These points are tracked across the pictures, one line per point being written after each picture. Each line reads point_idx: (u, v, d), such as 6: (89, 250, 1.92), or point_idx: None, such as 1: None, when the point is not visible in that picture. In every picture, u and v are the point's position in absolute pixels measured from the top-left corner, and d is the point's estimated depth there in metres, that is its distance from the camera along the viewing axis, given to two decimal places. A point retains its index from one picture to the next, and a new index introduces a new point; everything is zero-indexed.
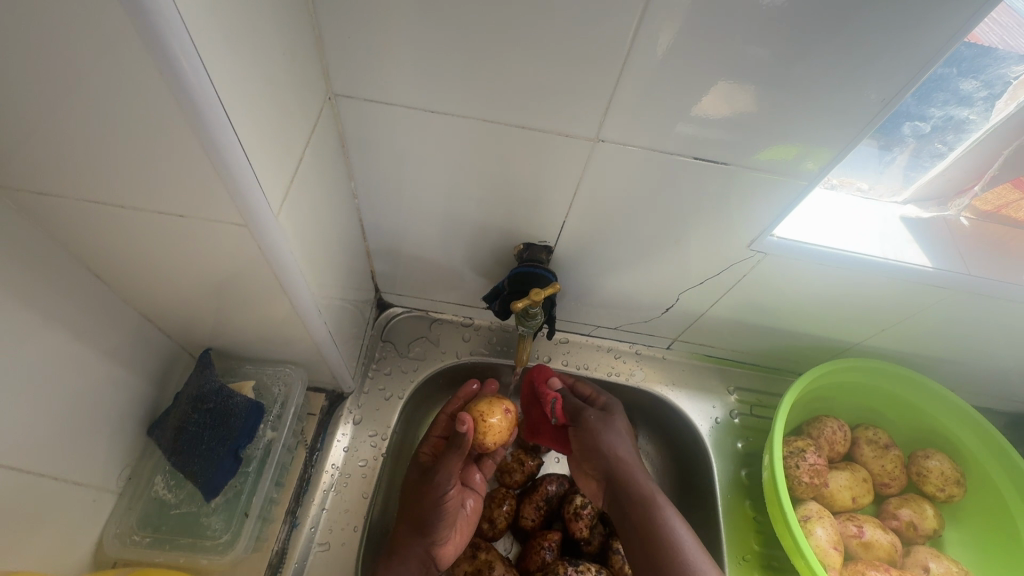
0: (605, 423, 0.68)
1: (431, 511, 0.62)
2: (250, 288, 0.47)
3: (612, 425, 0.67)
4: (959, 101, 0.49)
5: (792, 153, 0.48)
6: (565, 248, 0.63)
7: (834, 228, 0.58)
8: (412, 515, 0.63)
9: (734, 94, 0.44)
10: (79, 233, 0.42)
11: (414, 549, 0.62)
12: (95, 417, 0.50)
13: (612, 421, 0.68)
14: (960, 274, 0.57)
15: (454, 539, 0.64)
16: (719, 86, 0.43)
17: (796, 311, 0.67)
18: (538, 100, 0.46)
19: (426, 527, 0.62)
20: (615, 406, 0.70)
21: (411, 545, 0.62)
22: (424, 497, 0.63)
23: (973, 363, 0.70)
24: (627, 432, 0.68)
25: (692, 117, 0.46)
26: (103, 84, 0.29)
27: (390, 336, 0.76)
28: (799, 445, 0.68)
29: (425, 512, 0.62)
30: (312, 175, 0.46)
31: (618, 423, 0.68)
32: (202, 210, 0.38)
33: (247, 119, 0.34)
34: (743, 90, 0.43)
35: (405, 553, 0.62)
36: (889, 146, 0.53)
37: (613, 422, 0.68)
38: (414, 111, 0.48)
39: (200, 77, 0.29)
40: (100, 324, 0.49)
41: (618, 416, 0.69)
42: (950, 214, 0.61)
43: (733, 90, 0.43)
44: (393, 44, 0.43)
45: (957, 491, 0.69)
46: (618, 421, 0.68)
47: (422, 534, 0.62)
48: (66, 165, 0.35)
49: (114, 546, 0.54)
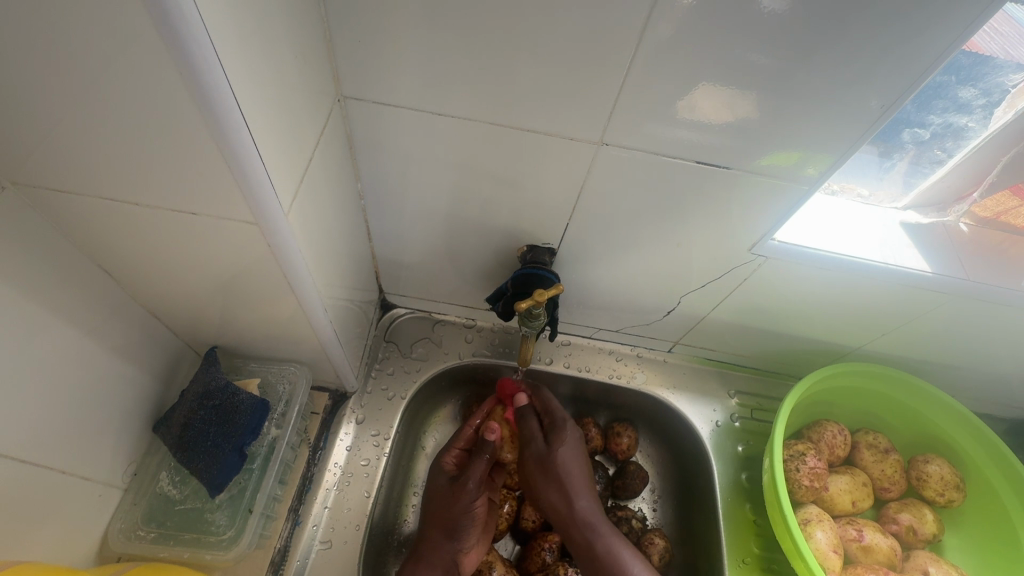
0: (543, 461, 0.66)
1: (460, 517, 0.62)
2: (258, 286, 0.48)
3: (553, 463, 0.65)
4: (957, 109, 0.49)
5: (795, 158, 0.48)
6: (568, 250, 0.63)
7: (834, 233, 0.58)
8: (441, 519, 0.63)
9: (736, 99, 0.44)
10: (91, 230, 0.43)
11: (442, 556, 0.62)
12: (100, 414, 0.51)
13: (554, 455, 0.65)
14: (960, 279, 0.57)
15: (477, 547, 0.64)
16: (711, 89, 0.44)
17: (796, 316, 0.67)
18: (544, 103, 0.47)
19: (457, 531, 0.62)
20: (563, 437, 0.66)
21: (439, 550, 0.62)
22: (451, 509, 0.63)
23: (974, 368, 0.70)
24: (574, 458, 0.66)
25: (687, 122, 0.46)
26: (122, 84, 0.30)
27: (393, 337, 0.77)
28: (799, 449, 0.68)
29: (455, 518, 0.62)
30: (320, 176, 0.47)
31: (564, 456, 0.66)
32: (215, 210, 0.39)
33: (260, 120, 0.34)
34: (745, 96, 0.44)
35: (434, 558, 0.62)
36: (889, 151, 0.54)
37: (554, 458, 0.65)
38: (421, 114, 0.49)
39: (216, 78, 0.29)
40: (109, 321, 0.49)
41: (565, 441, 0.66)
42: (949, 220, 0.62)
43: (734, 96, 0.44)
44: (401, 48, 0.44)
45: (956, 496, 0.69)
46: (562, 452, 0.66)
47: (452, 538, 0.62)
48: (83, 163, 0.36)
49: (118, 541, 0.54)
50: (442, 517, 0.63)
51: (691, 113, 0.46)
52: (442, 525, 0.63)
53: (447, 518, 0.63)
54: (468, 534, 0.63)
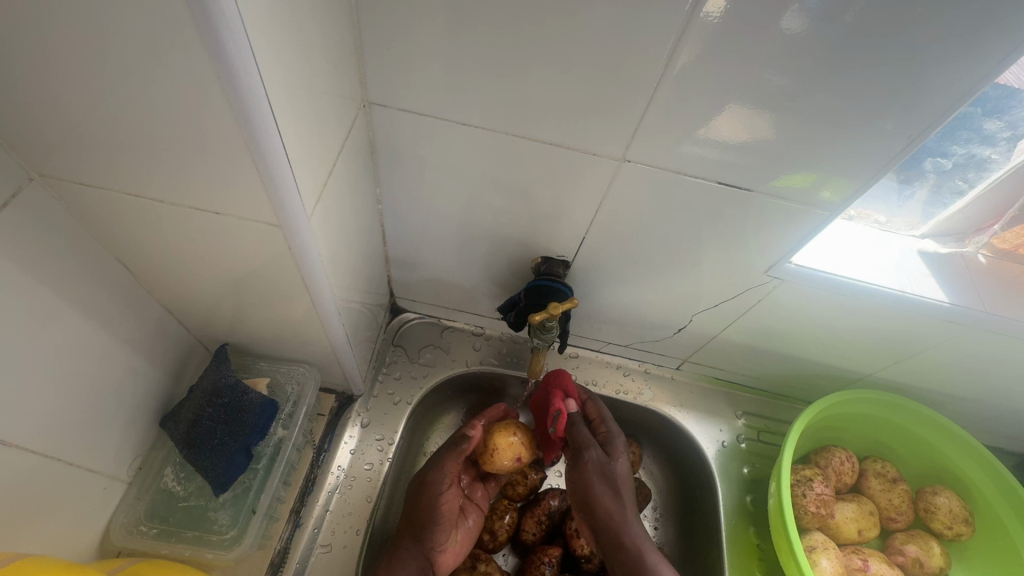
0: (603, 466, 0.63)
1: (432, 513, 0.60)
2: (273, 286, 0.48)
3: (613, 471, 0.63)
4: (981, 140, 0.50)
5: (811, 179, 0.48)
6: (582, 263, 0.63)
7: (852, 259, 0.58)
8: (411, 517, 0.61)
9: (752, 120, 0.44)
10: (114, 225, 0.43)
11: (414, 550, 0.60)
12: (111, 406, 0.51)
13: (613, 466, 0.63)
14: (978, 311, 0.57)
15: (454, 549, 0.63)
16: (731, 109, 0.44)
17: (808, 339, 0.67)
18: (568, 117, 0.47)
19: (425, 530, 0.60)
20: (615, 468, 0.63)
21: (409, 547, 0.60)
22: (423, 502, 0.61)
23: (988, 401, 0.69)
24: (623, 479, 0.63)
25: (704, 140, 0.46)
26: (160, 83, 0.30)
27: (401, 341, 0.77)
28: (806, 474, 0.67)
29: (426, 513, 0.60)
30: (342, 180, 0.47)
31: (620, 468, 0.64)
32: (239, 210, 0.39)
33: (291, 125, 0.35)
34: (761, 117, 0.44)
35: (401, 554, 0.60)
36: (909, 180, 0.54)
37: (614, 469, 0.63)
38: (445, 122, 0.49)
39: (253, 80, 0.30)
40: (124, 314, 0.50)
41: (620, 460, 0.64)
42: (968, 251, 0.61)
43: (753, 115, 0.44)
44: (429, 58, 0.44)
45: (964, 530, 0.68)
46: (619, 467, 0.64)
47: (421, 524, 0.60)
48: (112, 160, 0.36)
49: (120, 535, 0.54)
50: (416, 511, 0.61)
51: (708, 131, 0.46)
52: (416, 519, 0.61)
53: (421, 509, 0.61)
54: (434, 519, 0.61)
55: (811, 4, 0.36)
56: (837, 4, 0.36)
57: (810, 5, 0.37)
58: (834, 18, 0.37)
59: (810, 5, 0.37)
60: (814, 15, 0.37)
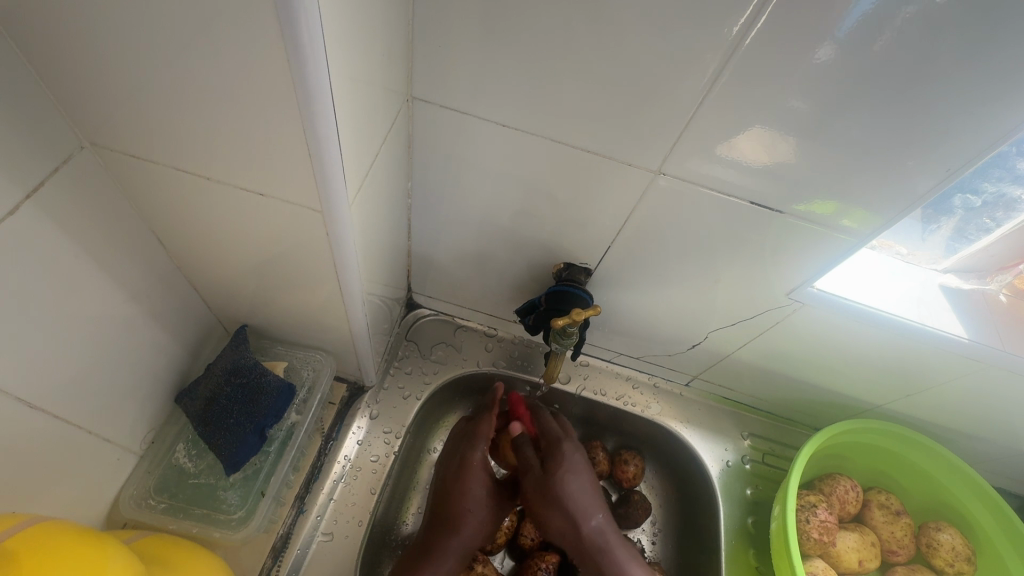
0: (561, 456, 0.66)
1: (478, 519, 0.63)
2: (301, 271, 0.49)
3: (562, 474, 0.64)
4: (1012, 180, 0.49)
5: (832, 208, 0.48)
6: (604, 272, 0.63)
7: (872, 289, 0.58)
8: (450, 520, 0.62)
9: (777, 143, 0.45)
10: (156, 199, 0.44)
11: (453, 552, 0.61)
12: (132, 377, 0.51)
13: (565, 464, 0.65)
14: (995, 349, 0.57)
15: (476, 528, 0.63)
16: (755, 133, 0.44)
17: (820, 365, 0.67)
18: (607, 126, 0.47)
19: (466, 530, 0.62)
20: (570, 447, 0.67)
21: (448, 544, 0.61)
22: (463, 511, 0.63)
23: (997, 441, 0.69)
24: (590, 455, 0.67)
25: (725, 161, 0.47)
26: (231, 65, 0.31)
27: (414, 337, 0.77)
28: (811, 500, 0.68)
29: (472, 520, 0.63)
30: (381, 172, 0.47)
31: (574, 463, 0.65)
32: (283, 193, 0.39)
33: (345, 113, 0.35)
34: (785, 140, 0.44)
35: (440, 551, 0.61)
36: (936, 216, 0.54)
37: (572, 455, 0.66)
38: (486, 121, 0.50)
39: (318, 66, 0.30)
40: (153, 287, 0.50)
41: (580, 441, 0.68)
42: (989, 288, 0.61)
43: (776, 138, 0.44)
44: (474, 59, 0.45)
45: (965, 568, 0.68)
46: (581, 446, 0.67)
47: (469, 527, 0.62)
48: (165, 135, 0.37)
49: (128, 507, 0.55)
50: (453, 517, 0.62)
51: (731, 154, 0.46)
52: (455, 525, 0.62)
53: (458, 518, 0.62)
54: (480, 534, 0.63)
55: (839, 35, 0.37)
56: (866, 35, 0.37)
57: (839, 33, 0.37)
58: (870, 55, 0.38)
59: (838, 33, 0.37)
60: (841, 42, 0.37)
